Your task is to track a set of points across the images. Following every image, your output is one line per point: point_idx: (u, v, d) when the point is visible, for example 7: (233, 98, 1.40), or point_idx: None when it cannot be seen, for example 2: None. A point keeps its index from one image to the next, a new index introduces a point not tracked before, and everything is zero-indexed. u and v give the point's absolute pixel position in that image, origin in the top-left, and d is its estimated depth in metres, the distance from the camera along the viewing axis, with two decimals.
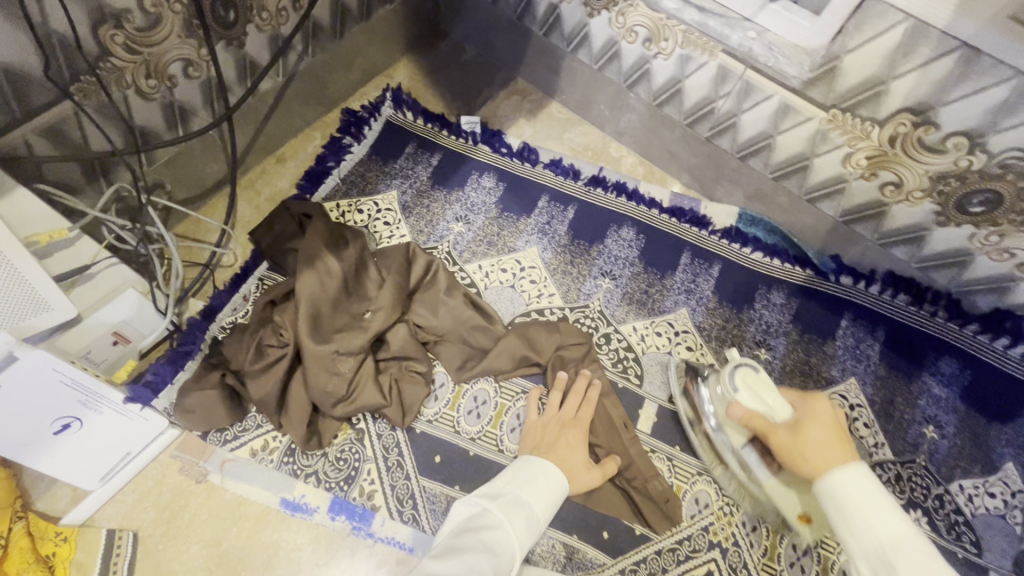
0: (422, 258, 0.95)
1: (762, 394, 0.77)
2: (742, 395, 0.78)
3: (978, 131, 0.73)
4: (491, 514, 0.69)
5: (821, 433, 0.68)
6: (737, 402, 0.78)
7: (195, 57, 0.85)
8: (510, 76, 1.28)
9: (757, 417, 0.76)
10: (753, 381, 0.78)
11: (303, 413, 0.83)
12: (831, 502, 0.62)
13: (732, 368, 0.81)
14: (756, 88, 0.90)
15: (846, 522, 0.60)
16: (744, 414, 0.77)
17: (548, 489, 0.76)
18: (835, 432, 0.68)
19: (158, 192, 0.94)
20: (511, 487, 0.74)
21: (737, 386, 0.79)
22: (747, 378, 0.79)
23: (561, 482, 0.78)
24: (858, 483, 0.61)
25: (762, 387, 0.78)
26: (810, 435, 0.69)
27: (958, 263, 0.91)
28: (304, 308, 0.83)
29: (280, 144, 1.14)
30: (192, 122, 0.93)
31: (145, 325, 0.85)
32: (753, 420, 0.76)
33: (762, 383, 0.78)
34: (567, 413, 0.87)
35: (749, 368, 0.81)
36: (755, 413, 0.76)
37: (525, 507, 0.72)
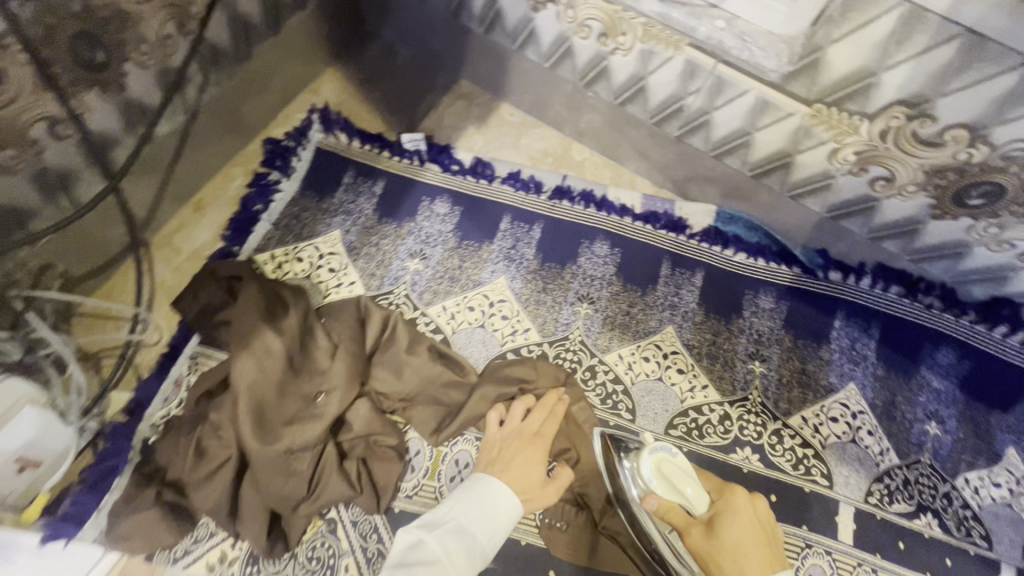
0: (378, 314, 0.84)
1: (679, 485, 0.75)
2: (658, 485, 0.76)
3: (981, 122, 0.66)
4: (427, 547, 0.65)
5: (743, 534, 0.71)
6: (653, 493, 0.76)
7: (62, 113, 0.70)
8: (452, 78, 1.14)
9: (673, 509, 0.75)
10: (669, 469, 0.76)
11: (261, 521, 0.71)
12: None
13: (648, 453, 0.77)
14: (730, 84, 0.80)
15: None
16: (659, 506, 0.75)
17: (498, 512, 0.70)
18: (755, 531, 0.72)
19: (50, 274, 0.79)
20: (454, 513, 0.69)
21: (653, 473, 0.76)
22: (663, 464, 0.77)
23: (515, 505, 0.71)
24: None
25: (678, 476, 0.76)
26: (733, 537, 0.71)
27: (954, 254, 0.86)
28: (245, 402, 0.72)
29: (194, 189, 0.98)
30: (76, 187, 0.78)
31: (55, 441, 0.72)
32: (668, 512, 0.75)
33: (678, 470, 0.76)
34: (529, 427, 0.79)
35: (664, 450, 0.78)
36: (672, 504, 0.75)
37: (467, 536, 0.67)
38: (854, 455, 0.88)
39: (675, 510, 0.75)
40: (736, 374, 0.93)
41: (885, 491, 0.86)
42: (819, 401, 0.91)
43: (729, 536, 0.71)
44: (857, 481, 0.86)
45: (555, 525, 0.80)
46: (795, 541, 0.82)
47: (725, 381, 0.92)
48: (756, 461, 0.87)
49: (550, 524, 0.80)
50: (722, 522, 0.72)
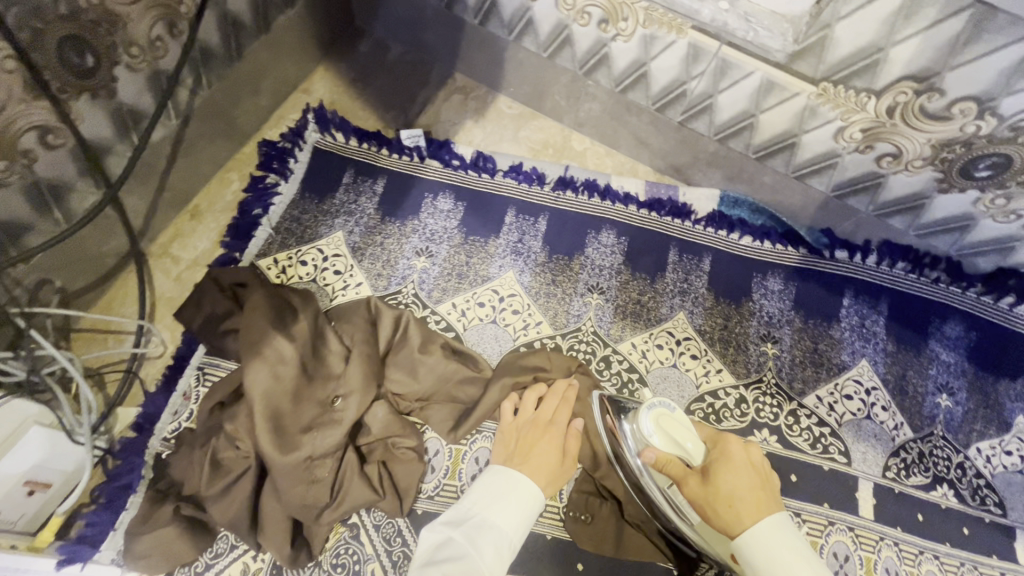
0: (388, 314, 0.82)
1: (679, 438, 0.68)
2: (656, 438, 0.69)
3: (989, 94, 0.66)
4: (456, 542, 0.64)
5: (738, 481, 0.65)
6: (651, 446, 0.70)
7: (53, 121, 0.67)
8: (447, 73, 1.13)
9: (671, 462, 0.69)
10: (669, 422, 0.69)
11: (283, 530, 0.70)
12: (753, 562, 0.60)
13: (647, 407, 0.70)
14: (734, 66, 0.80)
15: None
16: (658, 459, 0.70)
17: (522, 504, 0.69)
18: (752, 479, 0.66)
19: (47, 291, 0.77)
20: (479, 508, 0.68)
21: (653, 428, 0.69)
22: (662, 418, 0.69)
23: (535, 493, 0.70)
24: (776, 536, 0.60)
25: (678, 430, 0.69)
26: (729, 485, 0.65)
27: (960, 227, 0.86)
28: (261, 412, 0.70)
29: (190, 196, 0.96)
30: (70, 199, 0.75)
31: (65, 461, 0.70)
32: (667, 465, 0.69)
33: (678, 423, 0.69)
34: (543, 415, 0.78)
35: (663, 405, 0.71)
36: (670, 458, 0.69)
37: (493, 529, 0.66)
38: (870, 431, 0.88)
39: (671, 460, 0.69)
40: (749, 356, 0.93)
41: (901, 465, 0.87)
42: (832, 379, 0.91)
43: (726, 484, 0.65)
44: (875, 457, 0.87)
45: (580, 517, 0.79)
46: (818, 519, 0.83)
47: (739, 364, 0.92)
48: (774, 443, 0.87)
49: (574, 517, 0.80)
50: (718, 469, 0.67)
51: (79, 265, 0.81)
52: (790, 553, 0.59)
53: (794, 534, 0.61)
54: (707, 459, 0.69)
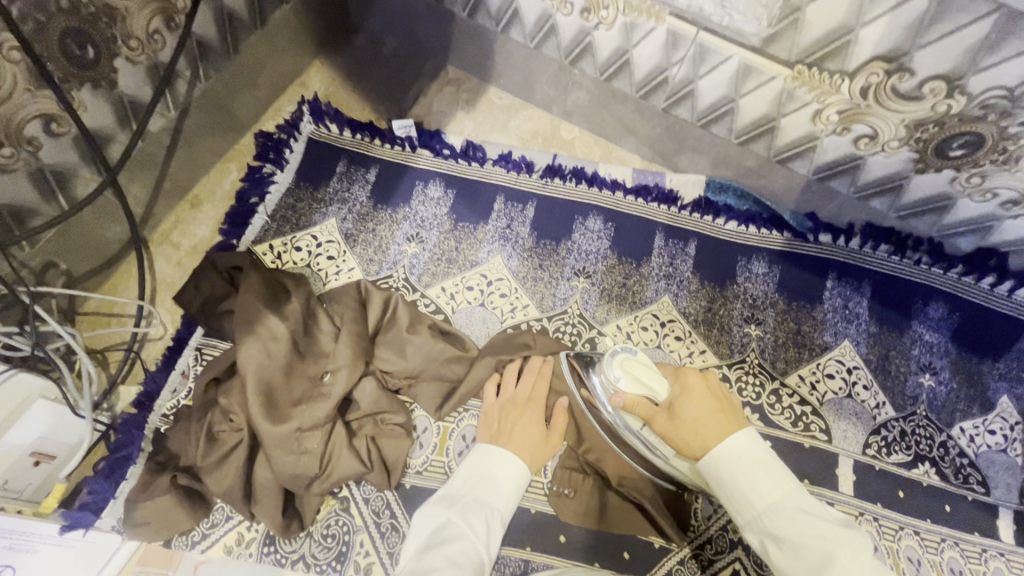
0: (378, 296, 0.85)
1: (643, 379, 0.71)
2: (624, 382, 0.72)
3: (958, 72, 0.67)
4: (450, 523, 0.65)
5: (699, 408, 0.68)
6: (618, 391, 0.73)
7: (57, 110, 0.71)
8: (439, 65, 1.15)
9: (638, 402, 0.72)
10: (633, 365, 0.72)
11: (274, 499, 0.73)
12: (721, 476, 0.63)
13: (611, 354, 0.74)
14: (712, 51, 0.81)
15: (733, 496, 0.62)
16: (626, 402, 0.73)
17: (510, 481, 0.70)
18: (714, 403, 0.68)
19: (52, 273, 0.81)
20: (469, 489, 0.69)
21: (618, 373, 0.73)
22: (627, 362, 0.73)
23: (521, 469, 0.72)
24: (741, 450, 0.63)
25: (641, 369, 0.72)
26: (692, 413, 0.68)
27: (940, 208, 0.88)
28: (253, 385, 0.73)
29: (190, 185, 0.99)
30: (74, 186, 0.79)
31: (69, 433, 0.74)
32: (635, 407, 0.72)
33: (640, 364, 0.72)
34: (522, 392, 0.80)
35: (626, 350, 0.74)
36: (637, 398, 0.72)
37: (486, 508, 0.67)
38: (851, 410, 0.90)
39: (640, 401, 0.72)
40: (732, 338, 0.94)
41: (882, 443, 0.88)
42: (814, 359, 0.93)
43: (688, 412, 0.68)
44: (856, 435, 0.88)
45: (564, 493, 0.81)
46: None
47: (723, 345, 0.94)
48: (757, 421, 0.89)
49: (558, 491, 0.82)
50: (681, 401, 0.69)
51: (83, 250, 0.85)
52: (753, 464, 0.62)
53: (757, 444, 0.63)
54: (671, 394, 0.71)
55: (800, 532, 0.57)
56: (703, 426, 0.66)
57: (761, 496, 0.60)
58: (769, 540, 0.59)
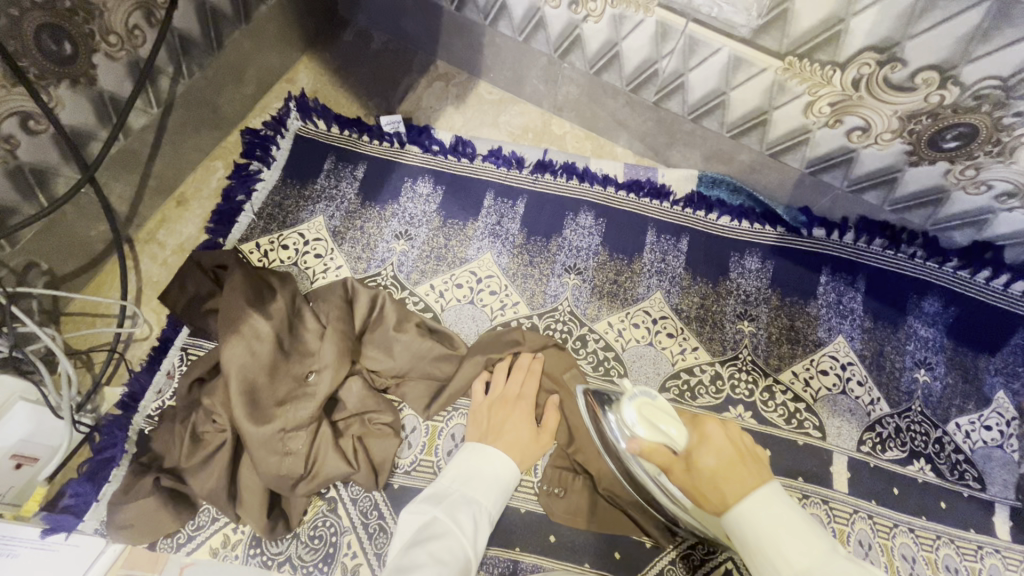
0: (365, 294, 0.84)
1: (659, 424, 0.67)
2: (641, 429, 0.68)
3: (950, 62, 0.66)
4: (438, 520, 0.64)
5: (719, 459, 0.62)
6: (634, 437, 0.68)
7: (34, 108, 0.70)
8: (428, 60, 1.14)
9: (655, 450, 0.67)
10: (650, 410, 0.69)
11: (259, 501, 0.72)
12: (743, 538, 0.56)
13: (628, 398, 0.71)
14: (701, 43, 0.80)
15: (758, 560, 0.54)
16: (642, 449, 0.68)
17: (499, 481, 0.70)
18: (735, 454, 0.62)
19: (34, 273, 0.80)
20: (457, 487, 0.69)
21: (635, 417, 0.69)
22: (644, 407, 0.69)
23: (512, 468, 0.72)
24: (767, 508, 0.55)
25: (657, 415, 0.68)
26: (711, 464, 0.62)
27: (934, 201, 0.86)
28: (236, 385, 0.72)
29: (176, 183, 0.98)
30: (54, 185, 0.77)
31: (50, 436, 0.73)
32: (652, 455, 0.67)
33: (658, 410, 0.69)
34: (511, 390, 0.80)
35: (645, 394, 0.71)
36: (654, 446, 0.67)
37: (473, 506, 0.67)
38: (845, 406, 0.89)
39: (657, 450, 0.67)
40: (725, 334, 0.93)
41: (877, 440, 0.87)
42: (808, 356, 0.91)
43: (709, 464, 0.62)
44: (850, 431, 0.87)
45: (554, 492, 0.80)
46: (792, 492, 0.83)
47: (715, 342, 0.93)
48: (749, 418, 0.88)
49: (547, 491, 0.81)
50: (701, 452, 0.63)
51: (66, 250, 0.83)
52: (780, 524, 0.54)
53: (786, 502, 0.56)
54: (691, 445, 0.65)
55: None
56: (724, 479, 0.59)
57: (787, 561, 0.52)
58: None
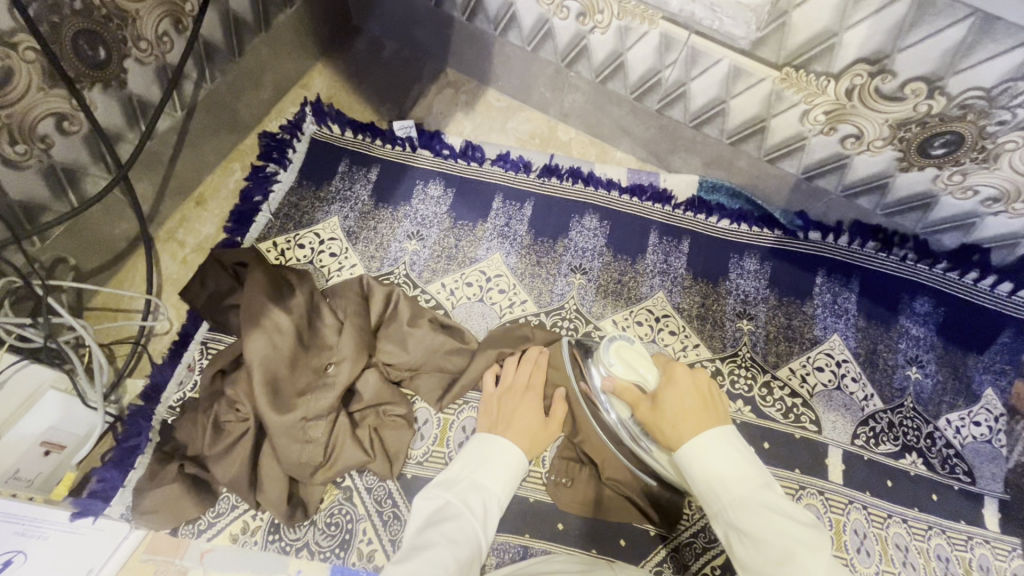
0: (380, 291, 0.87)
1: (635, 366, 0.73)
2: (616, 367, 0.74)
3: (936, 74, 0.71)
4: (449, 505, 0.67)
5: (682, 403, 0.68)
6: (611, 376, 0.75)
7: (69, 109, 0.73)
8: (438, 68, 1.18)
9: (627, 388, 0.74)
10: (626, 353, 0.74)
11: (280, 488, 0.75)
12: (693, 464, 0.63)
13: (607, 341, 0.75)
14: (703, 54, 0.84)
15: (702, 485, 0.62)
16: (616, 387, 0.75)
17: (506, 468, 0.72)
18: (699, 400, 0.68)
19: (62, 268, 0.83)
20: (466, 472, 0.71)
21: (614, 359, 0.74)
22: (623, 350, 0.74)
23: (518, 454, 0.74)
24: (710, 445, 0.63)
25: (633, 357, 0.74)
26: (674, 405, 0.68)
27: (925, 205, 0.91)
28: (259, 375, 0.75)
29: (195, 183, 1.02)
30: (83, 184, 0.81)
31: (79, 425, 0.76)
32: (624, 392, 0.74)
33: (635, 354, 0.74)
34: (520, 381, 0.83)
35: (624, 339, 0.76)
36: (627, 384, 0.74)
37: (482, 491, 0.69)
38: (840, 401, 0.92)
39: (629, 387, 0.73)
40: (725, 332, 0.97)
41: (871, 434, 0.90)
42: (805, 353, 0.95)
43: (670, 407, 0.68)
44: (844, 426, 0.91)
45: (561, 481, 0.83)
46: (790, 484, 0.87)
47: (716, 339, 0.96)
48: (748, 412, 0.91)
49: (555, 480, 0.83)
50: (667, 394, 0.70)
51: (92, 247, 0.87)
52: (722, 459, 0.62)
53: (731, 442, 0.63)
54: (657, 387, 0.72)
55: (765, 529, 0.56)
56: (681, 421, 0.66)
57: (726, 489, 0.60)
58: (732, 529, 0.59)
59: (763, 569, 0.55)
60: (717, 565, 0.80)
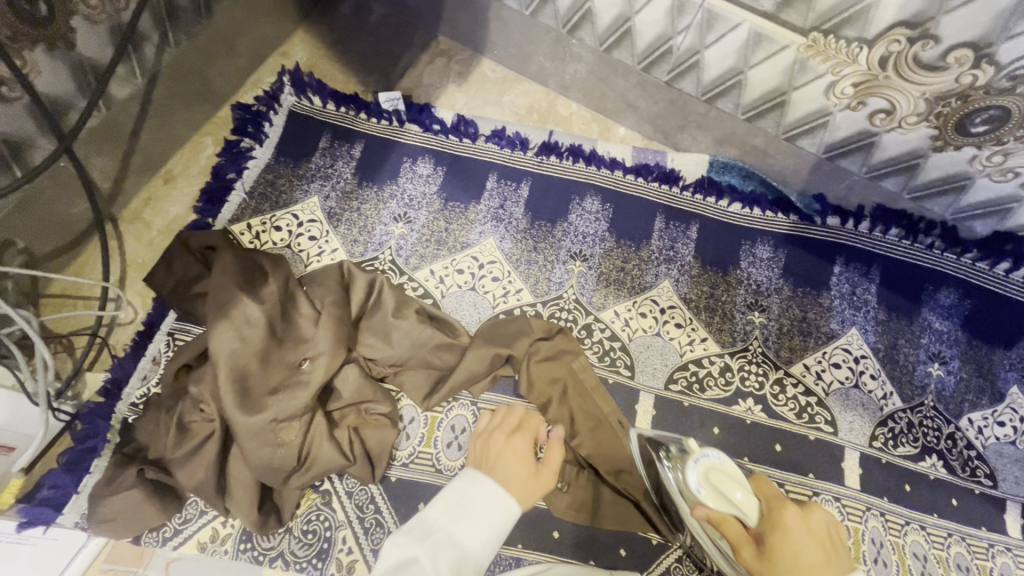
0: (362, 278, 0.80)
1: (731, 493, 0.58)
2: (707, 495, 0.59)
3: (986, 39, 0.63)
4: (417, 561, 0.56)
5: (804, 556, 0.54)
6: (699, 504, 0.60)
7: (6, 73, 0.64)
8: (428, 36, 1.09)
9: (725, 522, 0.58)
10: (719, 477, 0.59)
11: (250, 495, 0.69)
12: None
13: (693, 461, 0.60)
14: (721, 17, 0.76)
15: None
16: (709, 518, 0.59)
17: (490, 520, 0.61)
18: (822, 550, 0.55)
19: (10, 252, 0.75)
20: (444, 520, 0.60)
21: (700, 481, 0.59)
22: (713, 471, 0.59)
23: (505, 502, 0.62)
24: None
25: (727, 483, 0.59)
26: (793, 561, 0.54)
27: (956, 188, 0.83)
28: (225, 373, 0.68)
29: (162, 159, 0.93)
30: (30, 158, 0.73)
31: (26, 425, 0.68)
32: (721, 527, 0.59)
33: (729, 477, 0.59)
34: (511, 420, 0.73)
35: (713, 455, 0.61)
36: (724, 517, 0.59)
37: (456, 548, 0.58)
38: (857, 400, 0.86)
39: (728, 524, 0.58)
40: (735, 325, 0.90)
41: (889, 435, 0.84)
42: (820, 348, 0.89)
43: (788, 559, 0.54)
44: (861, 426, 0.84)
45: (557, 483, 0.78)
46: (801, 489, 0.81)
47: (725, 333, 0.90)
48: (759, 412, 0.85)
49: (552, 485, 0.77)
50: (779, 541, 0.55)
51: (43, 228, 0.78)
52: None
53: None
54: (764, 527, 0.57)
55: None
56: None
57: None
58: None
59: None
60: None
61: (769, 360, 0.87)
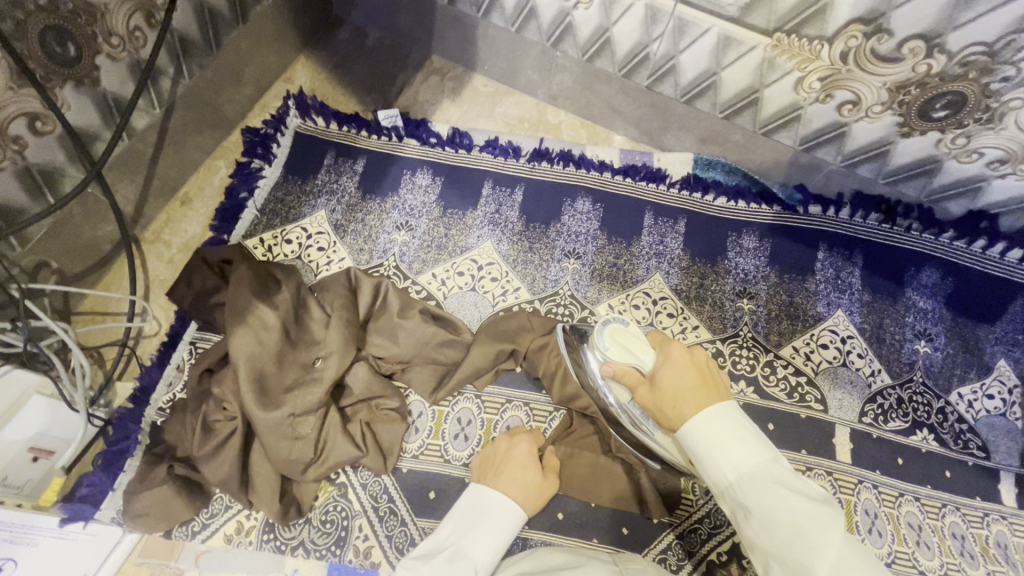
0: (368, 284, 0.85)
1: (632, 348, 0.67)
2: (611, 350, 0.68)
3: (935, 30, 0.68)
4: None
5: (680, 380, 0.61)
6: (607, 360, 0.68)
7: (41, 109, 0.71)
8: (423, 55, 1.16)
9: (626, 372, 0.67)
10: (623, 335, 0.68)
11: (272, 487, 0.74)
12: (695, 444, 0.57)
13: (601, 325, 0.69)
14: (690, 24, 0.81)
15: (706, 465, 0.56)
16: (615, 372, 0.68)
17: (498, 529, 0.69)
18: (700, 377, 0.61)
19: (45, 273, 0.82)
20: (452, 539, 0.68)
21: (606, 341, 0.68)
22: (618, 333, 0.68)
23: (514, 509, 0.71)
24: (716, 425, 0.56)
25: (630, 339, 0.68)
26: (672, 388, 0.61)
27: (927, 171, 0.87)
28: (245, 374, 0.74)
29: (179, 183, 1.00)
30: (61, 186, 0.79)
31: (64, 430, 0.75)
32: (623, 377, 0.67)
33: (631, 334, 0.68)
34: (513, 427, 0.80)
35: (618, 321, 0.70)
36: (626, 368, 0.67)
37: (466, 559, 0.66)
38: (846, 378, 0.89)
39: (631, 373, 0.66)
40: (725, 313, 0.94)
41: (879, 411, 0.87)
42: (808, 330, 0.92)
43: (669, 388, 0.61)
44: (851, 403, 0.88)
45: (570, 457, 0.81)
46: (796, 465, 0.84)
47: (716, 320, 0.94)
48: (751, 393, 0.89)
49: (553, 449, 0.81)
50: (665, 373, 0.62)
51: (74, 250, 0.85)
52: (725, 436, 0.55)
53: (737, 419, 0.57)
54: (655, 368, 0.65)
55: (775, 506, 0.51)
56: (683, 401, 0.59)
57: (731, 466, 0.54)
58: (739, 509, 0.54)
59: (776, 547, 0.51)
60: (723, 551, 0.77)
61: (757, 342, 0.91)
